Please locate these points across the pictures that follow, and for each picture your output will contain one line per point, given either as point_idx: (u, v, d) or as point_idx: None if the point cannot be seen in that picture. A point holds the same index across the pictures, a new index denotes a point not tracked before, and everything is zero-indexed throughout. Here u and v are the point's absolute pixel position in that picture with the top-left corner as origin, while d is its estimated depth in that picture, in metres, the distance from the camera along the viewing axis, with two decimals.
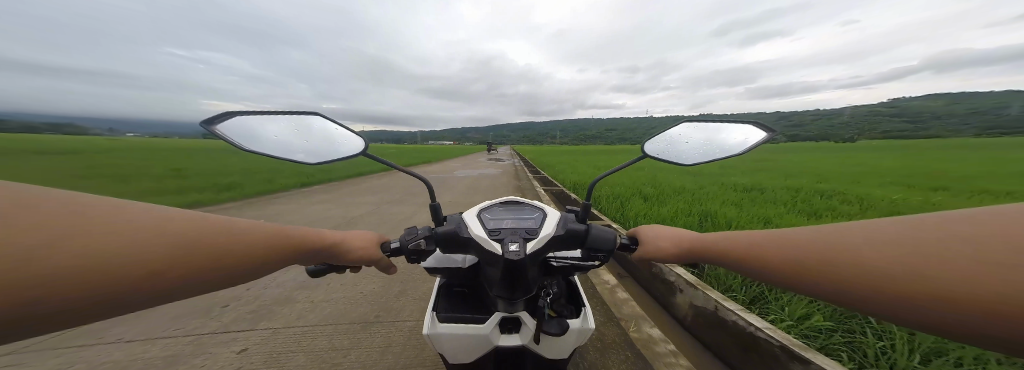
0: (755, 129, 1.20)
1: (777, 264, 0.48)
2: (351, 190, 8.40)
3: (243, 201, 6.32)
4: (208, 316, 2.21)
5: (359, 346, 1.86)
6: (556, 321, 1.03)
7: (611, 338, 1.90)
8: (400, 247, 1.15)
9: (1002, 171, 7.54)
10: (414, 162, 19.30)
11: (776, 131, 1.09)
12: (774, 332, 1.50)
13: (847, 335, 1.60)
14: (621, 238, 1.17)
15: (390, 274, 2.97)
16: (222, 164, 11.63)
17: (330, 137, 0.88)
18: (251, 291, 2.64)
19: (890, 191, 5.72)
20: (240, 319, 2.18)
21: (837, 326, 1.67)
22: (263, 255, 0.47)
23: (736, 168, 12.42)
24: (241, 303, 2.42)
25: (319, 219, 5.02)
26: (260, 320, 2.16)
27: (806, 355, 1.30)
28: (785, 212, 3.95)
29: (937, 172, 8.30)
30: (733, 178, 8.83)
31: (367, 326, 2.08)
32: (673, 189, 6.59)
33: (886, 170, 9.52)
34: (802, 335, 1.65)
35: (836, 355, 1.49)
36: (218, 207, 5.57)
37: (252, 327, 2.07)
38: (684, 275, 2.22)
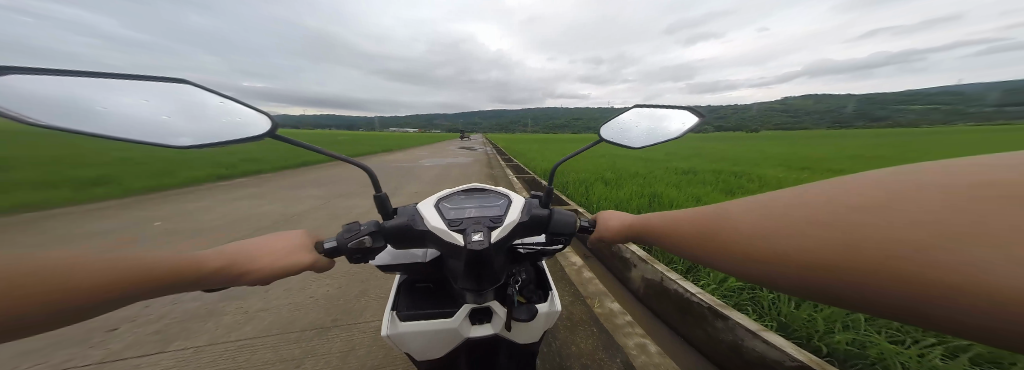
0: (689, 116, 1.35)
1: (732, 255, 0.52)
2: (292, 182, 7.36)
3: (138, 201, 5.09)
4: (92, 343, 1.79)
5: (313, 354, 1.71)
6: (525, 308, 1.14)
7: (578, 315, 2.10)
8: (339, 246, 1.07)
9: (851, 154, 10.04)
10: (371, 151, 17.67)
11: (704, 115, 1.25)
12: (703, 295, 1.84)
13: (751, 291, 2.06)
14: (580, 222, 1.23)
15: (346, 273, 2.74)
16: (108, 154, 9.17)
17: (218, 114, 0.70)
18: (159, 308, 2.20)
19: (782, 172, 7.19)
20: (145, 341, 1.82)
21: (745, 285, 2.13)
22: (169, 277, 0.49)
23: (678, 154, 14.20)
24: (146, 323, 2.02)
25: (250, 218, 4.33)
26: (173, 340, 1.84)
27: (727, 312, 1.63)
28: (711, 191, 4.70)
29: (813, 155, 10.66)
30: (676, 162, 10.09)
31: (324, 332, 1.92)
32: (627, 174, 7.26)
33: (782, 154, 11.90)
34: (723, 295, 2.06)
35: (744, 308, 1.90)
36: (98, 210, 4.40)
37: (163, 349, 1.75)
38: (636, 252, 2.53)
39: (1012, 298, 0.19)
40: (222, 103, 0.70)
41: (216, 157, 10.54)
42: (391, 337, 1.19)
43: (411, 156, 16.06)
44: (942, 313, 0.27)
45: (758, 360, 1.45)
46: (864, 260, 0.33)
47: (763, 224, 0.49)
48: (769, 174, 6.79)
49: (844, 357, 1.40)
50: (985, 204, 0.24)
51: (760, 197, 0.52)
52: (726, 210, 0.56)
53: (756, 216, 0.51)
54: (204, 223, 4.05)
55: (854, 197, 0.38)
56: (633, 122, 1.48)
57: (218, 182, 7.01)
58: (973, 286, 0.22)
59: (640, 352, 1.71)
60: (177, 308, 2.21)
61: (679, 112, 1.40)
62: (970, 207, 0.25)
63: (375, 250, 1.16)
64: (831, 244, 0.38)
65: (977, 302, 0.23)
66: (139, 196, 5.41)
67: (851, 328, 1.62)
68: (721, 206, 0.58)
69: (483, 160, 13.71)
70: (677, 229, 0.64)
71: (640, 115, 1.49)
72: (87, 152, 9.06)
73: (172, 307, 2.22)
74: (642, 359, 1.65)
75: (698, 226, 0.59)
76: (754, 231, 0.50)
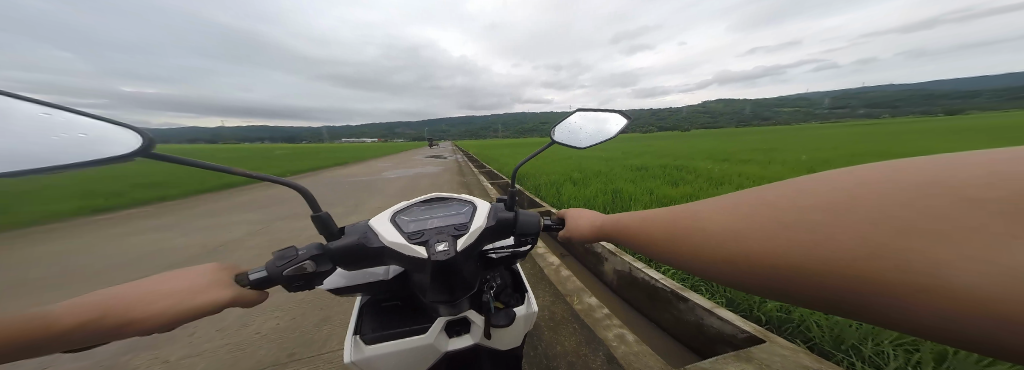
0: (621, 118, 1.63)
1: (721, 263, 0.57)
2: (226, 207, 6.43)
3: (2, 248, 4.03)
4: None
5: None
6: (503, 313, 1.23)
7: (560, 314, 2.26)
8: (270, 276, 1.05)
9: (762, 146, 12.24)
10: (327, 165, 16.25)
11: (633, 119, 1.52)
12: (665, 280, 2.15)
13: None
14: (544, 220, 1.40)
15: (301, 302, 2.52)
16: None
17: (54, 130, 0.67)
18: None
19: (713, 164, 8.47)
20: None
21: None
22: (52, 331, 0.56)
23: (633, 152, 15.72)
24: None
25: (170, 253, 3.70)
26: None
27: (686, 294, 1.93)
28: (660, 184, 5.33)
29: (736, 148, 12.75)
30: (632, 160, 11.17)
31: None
32: (589, 173, 7.82)
33: (714, 148, 13.96)
34: (681, 278, 2.48)
35: (700, 289, 2.31)
36: None
37: None
38: (607, 247, 2.81)
39: (986, 310, 0.24)
40: (49, 116, 0.66)
41: (119, 185, 8.77)
42: (356, 362, 1.18)
43: (372, 168, 15.10)
44: (898, 309, 0.34)
45: (717, 335, 1.74)
46: (837, 264, 0.40)
47: (739, 227, 0.56)
48: (704, 166, 7.92)
49: (778, 323, 1.82)
50: (931, 221, 0.31)
51: (730, 200, 0.60)
52: (701, 213, 0.63)
53: (730, 219, 0.57)
54: (104, 266, 3.36)
55: (817, 205, 0.46)
56: (580, 125, 1.69)
57: (122, 214, 5.84)
58: (945, 291, 0.27)
59: (620, 342, 1.87)
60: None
61: (613, 114, 1.67)
62: (921, 223, 0.32)
63: (321, 273, 1.17)
64: (805, 249, 0.44)
65: (939, 305, 0.29)
66: (0, 242, 4.28)
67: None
68: (696, 209, 0.64)
69: (451, 168, 13.52)
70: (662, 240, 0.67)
71: (585, 118, 1.71)
72: None
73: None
74: (621, 349, 1.81)
75: (677, 229, 0.65)
76: (730, 233, 0.57)
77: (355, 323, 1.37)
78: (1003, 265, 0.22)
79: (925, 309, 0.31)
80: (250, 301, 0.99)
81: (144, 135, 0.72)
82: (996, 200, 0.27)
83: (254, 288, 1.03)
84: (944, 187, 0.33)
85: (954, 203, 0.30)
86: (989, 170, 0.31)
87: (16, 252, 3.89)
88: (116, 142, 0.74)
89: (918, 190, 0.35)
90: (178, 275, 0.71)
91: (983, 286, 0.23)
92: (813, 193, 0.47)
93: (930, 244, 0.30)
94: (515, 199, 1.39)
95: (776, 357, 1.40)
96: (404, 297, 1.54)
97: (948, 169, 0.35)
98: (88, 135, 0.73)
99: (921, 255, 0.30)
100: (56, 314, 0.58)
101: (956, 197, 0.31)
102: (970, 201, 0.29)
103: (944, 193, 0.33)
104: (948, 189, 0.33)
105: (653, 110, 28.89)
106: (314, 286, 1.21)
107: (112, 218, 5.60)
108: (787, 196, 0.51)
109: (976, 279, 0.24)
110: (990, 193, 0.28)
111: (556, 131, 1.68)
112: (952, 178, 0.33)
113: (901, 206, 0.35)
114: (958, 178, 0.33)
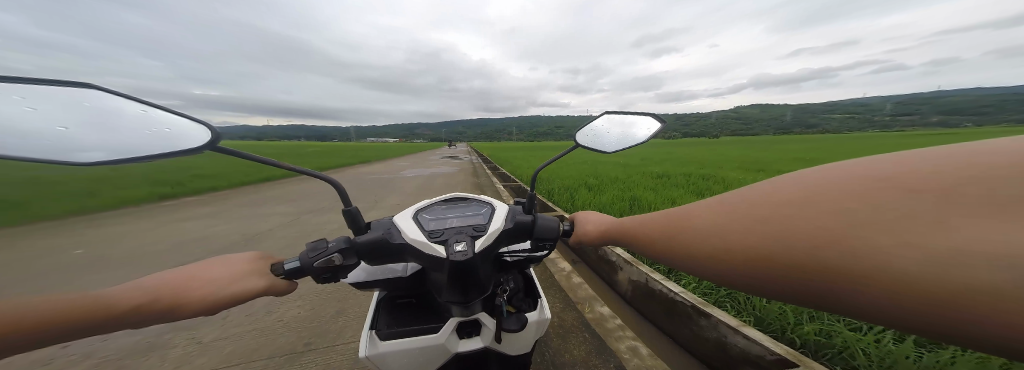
0: (653, 122, 1.50)
1: (722, 265, 0.55)
2: (259, 199, 6.87)
3: (73, 228, 4.54)
4: None
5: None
6: (515, 318, 1.16)
7: (571, 321, 2.14)
8: (303, 266, 1.05)
9: (797, 157, 11.30)
10: (351, 163, 17.05)
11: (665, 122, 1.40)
12: (686, 294, 1.97)
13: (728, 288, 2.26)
14: (563, 225, 1.31)
15: (321, 293, 2.60)
16: (42, 177, 8.20)
17: (145, 124, 0.68)
18: (93, 348, 1.98)
19: (743, 173, 7.87)
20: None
21: None
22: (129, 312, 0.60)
23: (653, 158, 15.08)
24: (79, 365, 1.82)
25: (209, 239, 3.98)
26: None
27: (707, 310, 1.78)
28: (682, 193, 5.06)
29: (767, 158, 11.86)
30: (651, 167, 10.75)
31: (296, 357, 1.81)
32: (607, 179, 7.55)
33: (742, 157, 13.08)
34: (703, 293, 2.27)
35: (722, 305, 2.09)
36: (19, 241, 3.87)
37: None
38: (622, 255, 2.65)
39: (966, 300, 0.24)
40: (146, 112, 0.67)
41: (171, 174, 9.65)
42: (371, 358, 1.15)
43: (392, 167, 15.61)
44: (874, 303, 0.35)
45: (740, 355, 1.57)
46: (814, 260, 0.41)
47: (721, 225, 0.56)
48: (733, 176, 7.38)
49: (815, 348, 1.58)
50: (885, 213, 0.33)
51: (712, 201, 0.61)
52: (686, 214, 0.64)
53: (712, 218, 0.58)
54: (154, 248, 3.67)
55: (784, 200, 0.48)
56: (606, 128, 1.59)
57: (173, 202, 6.41)
58: (956, 292, 0.25)
59: (633, 356, 1.75)
60: (117, 345, 2.00)
61: (645, 117, 1.55)
62: (878, 215, 0.34)
63: (346, 267, 1.16)
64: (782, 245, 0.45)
65: (944, 308, 0.27)
66: (74, 222, 4.83)
67: (817, 320, 1.86)
68: (682, 210, 0.65)
69: (467, 170, 13.66)
70: (662, 241, 0.66)
71: (611, 121, 1.60)
72: (17, 175, 8.06)
73: (112, 345, 2.01)
74: (635, 363, 1.69)
75: (666, 230, 0.66)
76: (712, 231, 0.57)
77: (371, 317, 1.35)
78: (988, 255, 0.22)
79: (896, 300, 0.32)
80: (281, 291, 1.00)
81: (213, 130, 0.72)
82: (944, 193, 0.30)
83: (286, 278, 1.04)
84: (891, 182, 0.36)
85: (901, 196, 0.33)
86: (925, 166, 0.35)
87: (84, 232, 4.36)
88: (191, 137, 0.71)
89: (868, 183, 0.39)
90: (216, 263, 0.73)
91: (971, 278, 0.23)
92: (780, 189, 0.50)
93: (890, 235, 0.32)
94: (535, 201, 1.32)
95: None
96: (419, 295, 1.51)
97: (888, 163, 0.39)
98: (175, 129, 0.72)
99: (887, 247, 0.31)
100: (108, 298, 0.59)
101: (901, 190, 0.34)
102: (918, 193, 0.32)
103: (889, 186, 0.36)
104: (893, 183, 0.36)
105: (677, 116, 27.61)
106: (340, 279, 1.21)
107: (165, 205, 6.16)
108: (759, 193, 0.53)
109: (963, 269, 0.24)
110: (938, 186, 0.31)
111: (579, 135, 1.59)
112: (895, 173, 0.37)
113: (859, 197, 0.38)
114: (901, 171, 0.37)
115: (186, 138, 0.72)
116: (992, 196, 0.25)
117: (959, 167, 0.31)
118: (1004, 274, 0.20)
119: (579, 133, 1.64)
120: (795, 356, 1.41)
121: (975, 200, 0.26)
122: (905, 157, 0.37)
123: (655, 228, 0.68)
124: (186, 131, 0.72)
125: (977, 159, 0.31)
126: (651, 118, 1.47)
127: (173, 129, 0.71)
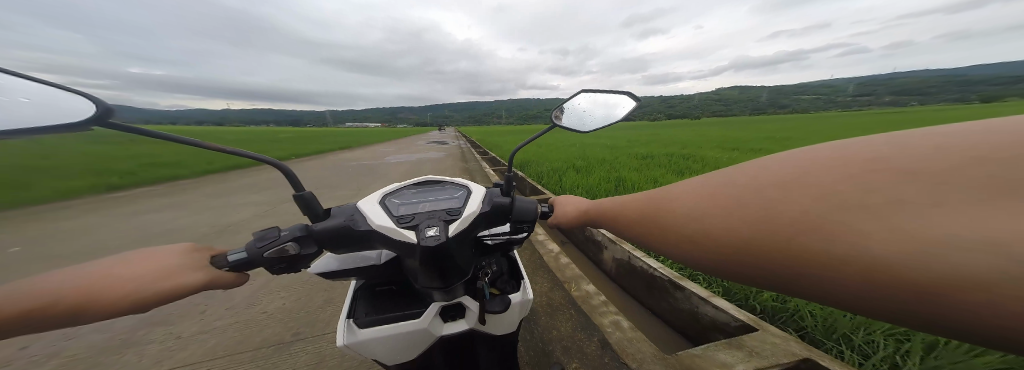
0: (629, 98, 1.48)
1: (711, 252, 0.52)
2: (229, 188, 6.39)
3: (9, 224, 4.05)
4: None
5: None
6: (499, 299, 1.17)
7: (558, 300, 2.19)
8: (251, 258, 0.97)
9: (772, 136, 11.86)
10: (330, 149, 16.15)
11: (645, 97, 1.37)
12: (663, 269, 2.06)
13: None
14: (542, 207, 1.30)
15: (305, 283, 2.49)
16: None
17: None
18: (51, 348, 1.82)
19: (722, 152, 8.13)
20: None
21: None
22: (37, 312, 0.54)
23: (638, 140, 15.32)
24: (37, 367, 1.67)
25: (175, 232, 3.68)
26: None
27: (682, 283, 1.87)
28: (664, 172, 5.19)
29: (745, 138, 12.35)
30: (635, 148, 10.96)
31: (283, 348, 1.74)
32: (594, 161, 7.59)
33: (721, 137, 13.59)
34: (680, 268, 2.39)
35: (696, 278, 2.23)
36: None
37: None
38: (606, 234, 2.71)
39: (958, 286, 0.23)
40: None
41: (124, 163, 8.73)
42: (349, 346, 1.09)
43: (374, 152, 14.92)
44: (854, 288, 0.34)
45: (709, 324, 1.69)
46: (796, 245, 0.40)
47: (703, 209, 0.53)
48: (712, 156, 7.62)
49: (772, 312, 1.73)
50: (870, 194, 0.32)
51: (695, 183, 0.57)
52: (668, 197, 0.60)
53: (698, 200, 0.55)
54: (112, 243, 3.37)
55: (768, 183, 0.46)
56: (587, 110, 1.53)
57: (129, 193, 5.83)
58: (957, 284, 0.23)
59: (615, 329, 1.80)
60: (78, 344, 1.85)
61: (623, 96, 1.50)
62: (861, 198, 0.33)
63: (306, 257, 1.08)
64: (764, 230, 0.44)
65: (946, 297, 0.25)
66: (9, 217, 4.28)
67: None
68: (663, 193, 0.61)
69: (454, 155, 13.30)
70: (647, 225, 0.62)
71: (592, 101, 1.55)
72: None
73: (72, 345, 1.85)
74: (616, 335, 1.74)
75: (648, 215, 0.62)
76: (695, 215, 0.54)
77: (348, 307, 1.28)
78: (979, 238, 0.21)
79: (875, 285, 0.32)
80: (227, 284, 0.91)
81: (101, 104, 0.63)
82: (939, 175, 0.29)
83: (232, 270, 0.96)
84: (880, 164, 0.35)
85: (892, 177, 0.32)
86: (910, 148, 0.34)
87: (24, 228, 3.90)
88: (68, 106, 0.67)
89: (852, 163, 0.38)
90: (142, 257, 0.64)
91: (961, 264, 0.22)
92: (763, 171, 0.47)
93: (870, 218, 0.31)
94: (512, 182, 1.27)
95: (767, 345, 1.37)
96: (400, 282, 1.44)
97: (873, 149, 0.38)
98: (36, 100, 0.65)
99: (870, 231, 0.31)
100: (6, 300, 0.54)
101: (892, 173, 0.33)
102: (904, 175, 0.31)
103: (876, 168, 0.35)
104: (880, 165, 0.35)
105: (661, 98, 27.91)
106: (300, 270, 1.12)
107: (120, 196, 5.61)
108: (740, 176, 0.50)
109: (951, 253, 0.23)
110: (932, 168, 0.30)
111: (559, 114, 1.50)
112: (884, 155, 0.36)
113: (845, 181, 0.36)
114: (889, 153, 0.36)
115: (57, 109, 0.66)
116: (990, 179, 0.24)
117: (950, 150, 0.31)
118: (1002, 259, 0.19)
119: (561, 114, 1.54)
120: (757, 321, 1.53)
121: (972, 184, 0.25)
122: (893, 139, 0.36)
123: (640, 213, 0.64)
124: (61, 103, 0.67)
125: (969, 145, 0.30)
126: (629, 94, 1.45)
127: (33, 98, 0.65)
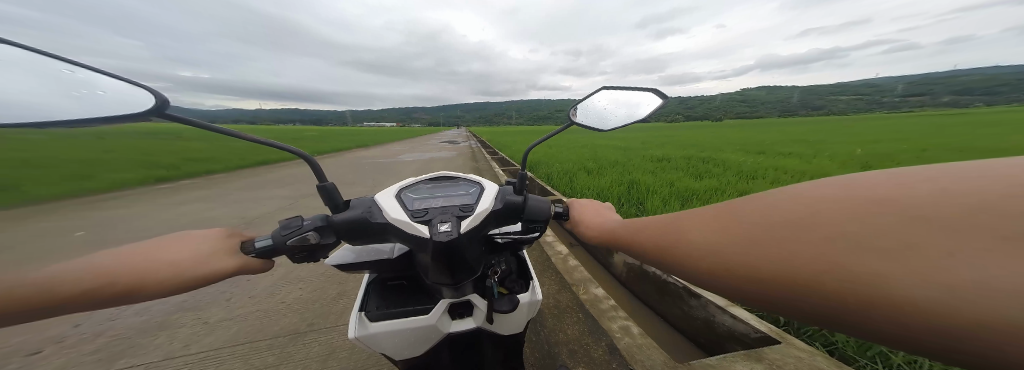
0: (653, 96, 1.37)
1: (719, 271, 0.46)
2: (256, 182, 6.72)
3: (61, 208, 4.39)
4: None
5: (290, 360, 1.60)
6: (507, 299, 1.08)
7: (566, 302, 2.12)
8: (275, 244, 0.97)
9: (804, 140, 11.07)
10: (348, 147, 16.73)
11: (668, 96, 1.28)
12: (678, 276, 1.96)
13: None
14: (556, 207, 1.23)
15: (321, 276, 2.55)
16: None
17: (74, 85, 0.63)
18: (98, 325, 1.97)
19: (745, 156, 7.70)
20: (73, 365, 1.61)
21: None
22: (86, 293, 0.54)
23: (654, 142, 14.74)
24: (85, 341, 1.80)
25: (210, 221, 3.91)
26: (113, 359, 1.64)
27: (698, 291, 1.77)
28: (681, 176, 4.96)
29: (772, 141, 11.59)
30: (651, 150, 10.54)
31: (299, 337, 1.78)
32: (606, 163, 7.44)
33: (743, 140, 12.86)
34: None
35: None
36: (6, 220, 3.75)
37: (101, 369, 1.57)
38: None
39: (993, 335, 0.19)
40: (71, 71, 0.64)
41: (165, 157, 9.36)
42: (360, 338, 1.09)
43: (389, 151, 15.28)
44: (872, 323, 0.30)
45: (726, 334, 1.59)
46: (812, 280, 0.35)
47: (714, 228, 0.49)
48: (732, 159, 7.26)
49: (798, 326, 1.59)
50: (888, 236, 0.29)
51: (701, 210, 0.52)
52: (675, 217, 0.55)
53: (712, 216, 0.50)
54: (151, 230, 3.60)
55: (783, 213, 0.41)
56: (608, 109, 1.46)
57: (167, 185, 6.25)
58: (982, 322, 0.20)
59: (624, 334, 1.72)
60: (117, 324, 1.97)
61: (648, 93, 1.40)
62: (879, 239, 0.29)
63: (324, 246, 1.07)
64: (776, 254, 0.39)
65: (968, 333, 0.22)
66: (63, 202, 4.66)
67: None
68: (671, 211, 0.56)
69: (466, 154, 13.33)
70: (653, 236, 0.58)
71: (613, 100, 1.48)
72: None
73: (111, 324, 1.97)
74: (626, 341, 1.67)
75: (659, 225, 0.58)
76: (706, 240, 0.49)
77: (360, 299, 1.27)
78: (1010, 287, 0.17)
79: (895, 324, 0.28)
80: (253, 269, 0.93)
81: (159, 97, 0.66)
82: (948, 222, 0.25)
83: (258, 256, 0.97)
84: (885, 204, 0.31)
85: (901, 221, 0.29)
86: (920, 190, 0.30)
87: (75, 213, 4.24)
88: (130, 97, 0.68)
89: (864, 202, 0.33)
90: (178, 243, 0.65)
91: (993, 313, 0.19)
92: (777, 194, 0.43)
93: (888, 260, 0.27)
94: (526, 180, 1.21)
95: (789, 357, 1.28)
96: (410, 276, 1.43)
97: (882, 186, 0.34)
98: (109, 93, 0.68)
99: (894, 274, 0.26)
100: (53, 281, 0.53)
101: (904, 215, 0.29)
102: (916, 219, 0.28)
103: (885, 207, 0.31)
104: (889, 205, 0.31)
105: (679, 100, 27.03)
106: (319, 259, 1.12)
107: (163, 188, 6.02)
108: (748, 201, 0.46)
109: (992, 301, 0.19)
110: (940, 213, 0.27)
111: (576, 111, 1.47)
112: (886, 196, 0.32)
113: (860, 217, 0.32)
114: (889, 193, 0.32)
115: (122, 99, 0.68)
116: (1009, 227, 0.21)
117: (959, 194, 0.27)
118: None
119: (579, 114, 1.49)
120: (780, 333, 1.44)
121: (993, 235, 0.22)
122: (895, 177, 0.33)
123: (650, 226, 0.59)
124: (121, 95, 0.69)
125: (964, 185, 0.27)
126: (651, 92, 1.35)
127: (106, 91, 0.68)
